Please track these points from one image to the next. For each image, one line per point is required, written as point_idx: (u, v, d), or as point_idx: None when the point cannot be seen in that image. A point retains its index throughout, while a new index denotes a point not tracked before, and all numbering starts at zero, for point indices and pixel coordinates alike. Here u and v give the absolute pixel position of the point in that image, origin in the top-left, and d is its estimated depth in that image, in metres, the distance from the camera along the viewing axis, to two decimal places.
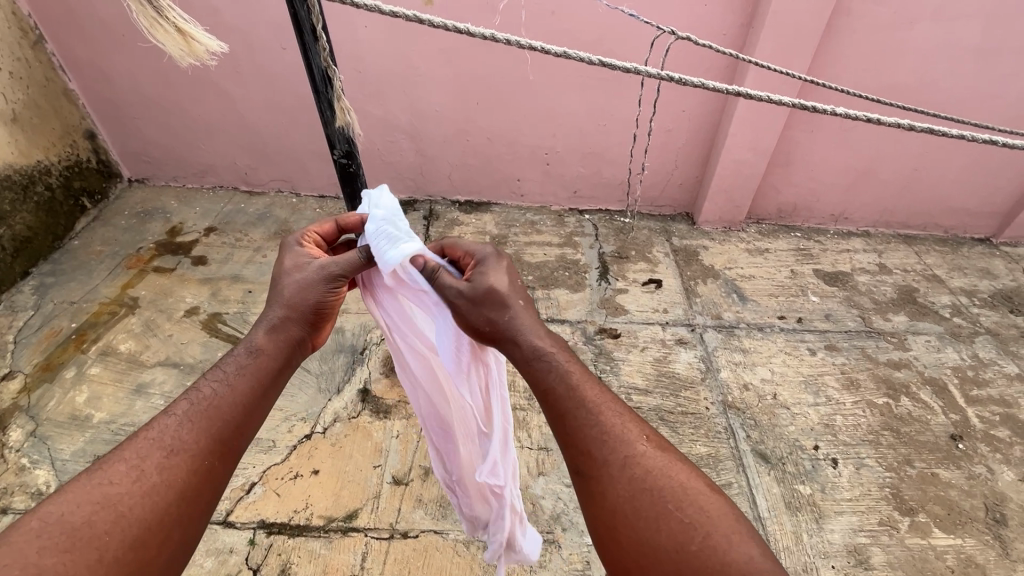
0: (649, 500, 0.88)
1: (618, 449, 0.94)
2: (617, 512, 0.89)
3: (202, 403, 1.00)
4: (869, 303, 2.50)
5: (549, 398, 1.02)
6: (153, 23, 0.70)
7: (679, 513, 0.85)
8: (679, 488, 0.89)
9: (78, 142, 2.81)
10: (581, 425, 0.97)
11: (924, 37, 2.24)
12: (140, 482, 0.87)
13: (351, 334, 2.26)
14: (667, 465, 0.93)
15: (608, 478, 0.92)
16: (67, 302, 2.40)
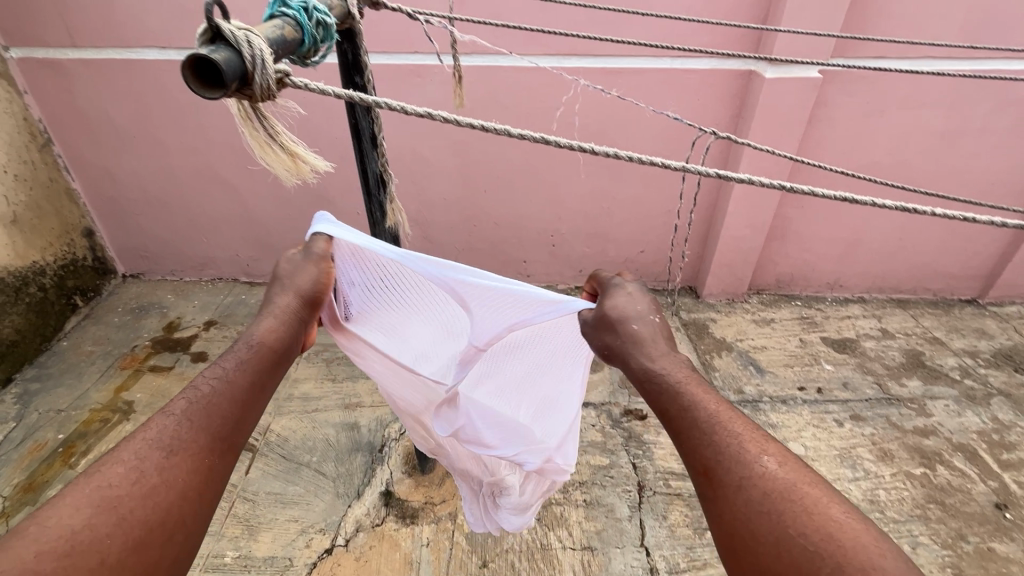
0: (767, 526, 0.70)
1: (733, 468, 0.76)
2: (729, 534, 0.73)
3: (200, 398, 0.81)
4: (881, 369, 2.54)
5: (663, 415, 0.88)
6: (264, 148, 0.68)
7: (805, 544, 0.67)
8: (806, 517, 0.69)
9: (75, 241, 2.74)
10: (693, 440, 0.82)
11: (896, 122, 2.47)
12: (140, 482, 0.68)
13: (367, 430, 2.14)
14: (796, 487, 0.72)
15: (720, 496, 0.75)
16: (53, 410, 2.22)
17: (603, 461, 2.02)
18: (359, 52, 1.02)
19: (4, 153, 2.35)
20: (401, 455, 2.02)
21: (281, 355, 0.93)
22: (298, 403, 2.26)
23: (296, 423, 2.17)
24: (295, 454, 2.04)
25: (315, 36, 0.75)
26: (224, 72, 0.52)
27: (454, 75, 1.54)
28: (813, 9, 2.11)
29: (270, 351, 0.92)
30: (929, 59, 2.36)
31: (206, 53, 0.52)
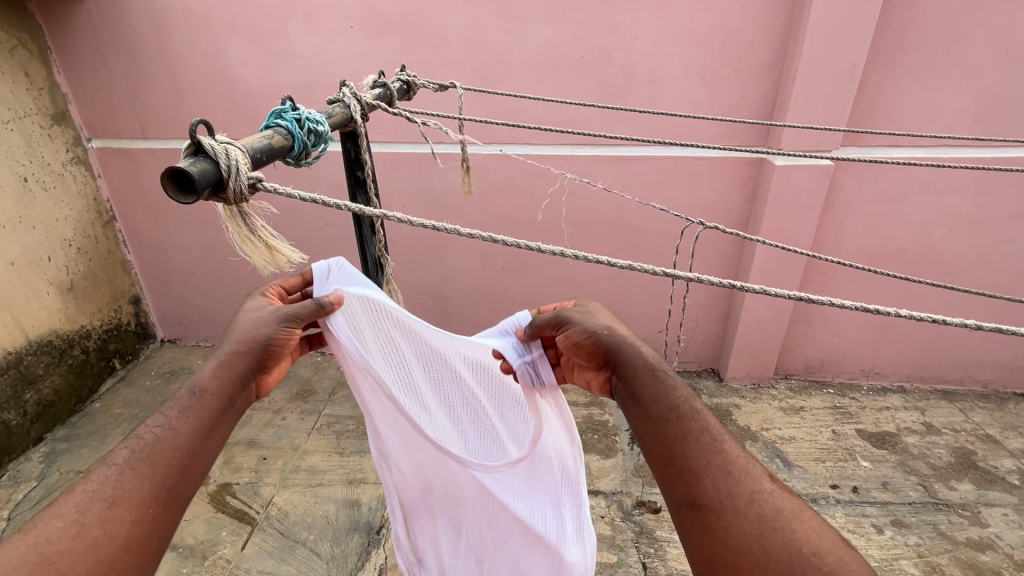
0: (777, 540, 0.73)
1: (744, 482, 0.81)
2: (735, 547, 0.75)
3: (149, 442, 0.82)
4: (927, 469, 2.31)
5: (668, 419, 0.92)
6: (245, 240, 0.75)
7: (817, 561, 0.70)
8: (812, 535, 0.73)
9: (122, 307, 2.96)
10: (703, 452, 0.86)
11: (917, 208, 2.43)
12: (81, 536, 0.70)
13: (367, 509, 2.08)
14: (801, 510, 0.77)
15: (733, 510, 0.78)
16: (74, 471, 2.29)
17: (610, 558, 1.88)
18: (360, 149, 1.13)
19: (71, 228, 2.62)
20: None
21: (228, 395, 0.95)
22: (304, 475, 2.25)
23: (299, 497, 2.15)
24: (292, 531, 2.00)
25: (305, 141, 0.85)
26: (194, 179, 0.60)
27: (462, 165, 1.64)
28: (819, 102, 2.18)
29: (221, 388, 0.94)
30: (946, 147, 2.36)
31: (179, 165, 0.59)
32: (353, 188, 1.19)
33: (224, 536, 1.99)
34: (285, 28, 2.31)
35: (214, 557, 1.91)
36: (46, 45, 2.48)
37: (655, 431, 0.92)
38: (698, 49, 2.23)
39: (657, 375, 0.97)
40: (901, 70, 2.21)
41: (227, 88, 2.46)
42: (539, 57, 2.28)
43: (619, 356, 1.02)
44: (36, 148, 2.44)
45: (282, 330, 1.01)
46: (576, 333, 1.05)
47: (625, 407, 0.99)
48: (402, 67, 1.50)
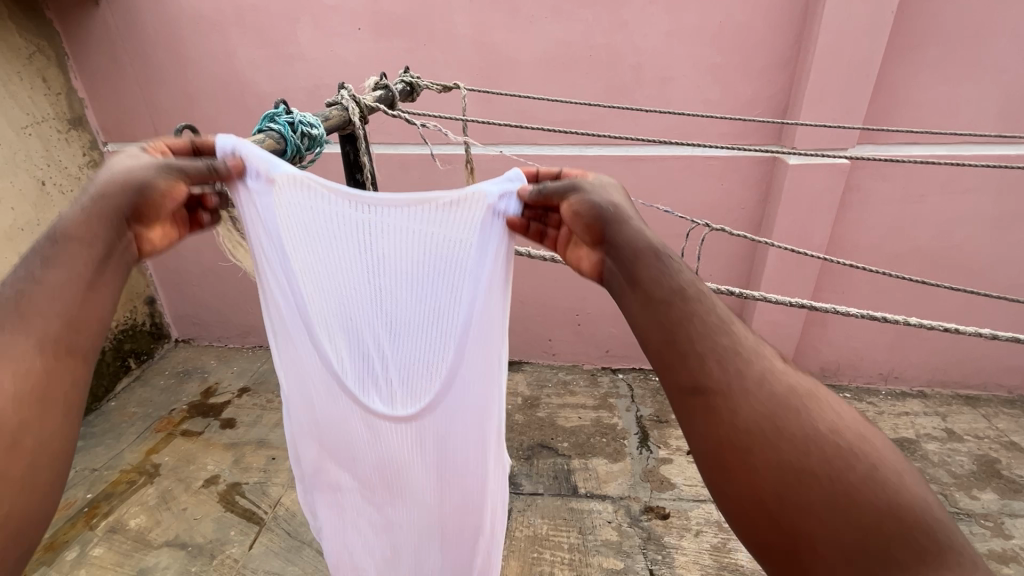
0: (792, 422, 0.55)
1: (759, 368, 0.60)
2: (751, 438, 0.55)
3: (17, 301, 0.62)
4: (947, 477, 2.24)
5: (673, 301, 0.65)
6: (236, 245, 0.93)
7: (833, 439, 0.54)
8: (832, 415, 0.56)
9: (137, 308, 3.01)
10: (709, 335, 0.62)
11: (938, 207, 2.36)
12: None
13: None
14: (817, 388, 0.59)
15: (746, 399, 0.57)
16: (88, 469, 2.33)
17: (617, 565, 1.85)
18: (359, 152, 1.13)
19: None
20: None
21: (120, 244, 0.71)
22: None
23: None
24: (299, 531, 2.02)
25: (298, 144, 0.89)
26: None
27: (465, 167, 1.62)
28: (834, 99, 2.12)
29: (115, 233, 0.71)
30: (968, 145, 2.28)
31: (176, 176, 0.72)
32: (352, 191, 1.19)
33: (232, 535, 2.01)
34: (293, 31, 2.33)
35: (222, 556, 1.92)
36: (64, 50, 2.52)
37: (651, 315, 0.66)
38: (709, 46, 2.18)
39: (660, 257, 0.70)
40: (921, 66, 2.14)
41: (238, 91, 2.48)
42: (546, 56, 2.26)
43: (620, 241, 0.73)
44: (54, 153, 2.49)
45: (163, 178, 0.74)
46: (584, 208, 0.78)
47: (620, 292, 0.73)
48: (406, 69, 1.49)
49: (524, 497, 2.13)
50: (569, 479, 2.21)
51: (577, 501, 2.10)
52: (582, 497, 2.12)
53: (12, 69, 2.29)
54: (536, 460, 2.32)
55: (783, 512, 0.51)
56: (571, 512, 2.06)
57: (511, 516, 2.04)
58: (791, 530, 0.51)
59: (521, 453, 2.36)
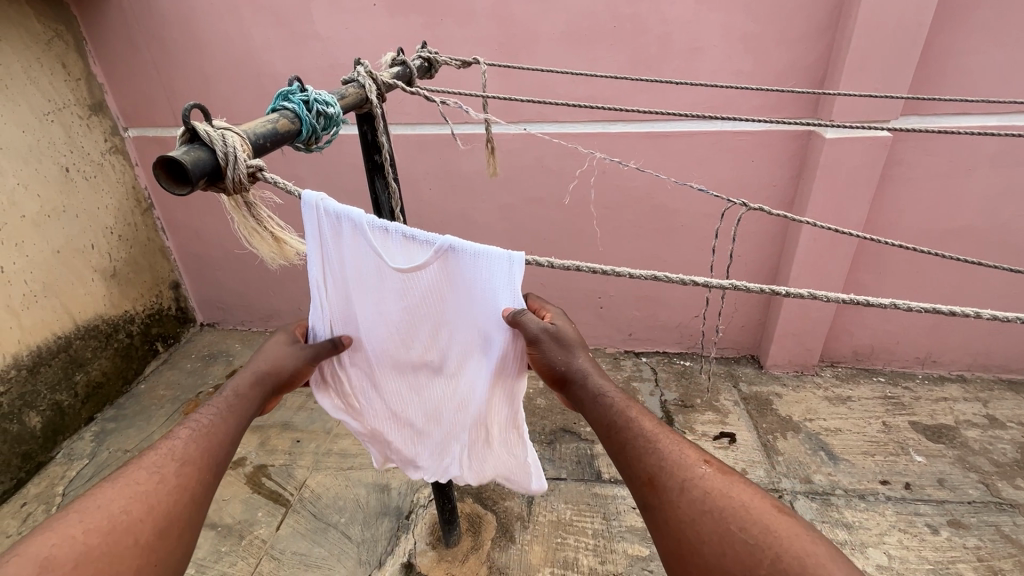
0: (710, 524, 0.73)
1: (675, 474, 0.80)
2: (677, 535, 0.74)
3: (163, 465, 0.80)
4: (989, 466, 2.15)
5: (609, 434, 0.90)
6: (251, 232, 0.91)
7: (742, 536, 0.70)
8: (739, 510, 0.73)
9: (163, 293, 3.05)
10: (639, 456, 0.84)
11: (987, 183, 2.21)
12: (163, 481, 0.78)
13: (397, 493, 2.09)
14: (733, 485, 0.77)
15: (671, 503, 0.77)
16: (121, 450, 2.40)
17: (642, 551, 1.83)
18: (376, 132, 1.09)
19: (112, 216, 2.70)
20: (427, 525, 1.95)
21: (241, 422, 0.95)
22: (336, 459, 2.28)
23: (331, 480, 2.18)
24: (325, 513, 2.04)
25: (313, 124, 0.89)
26: (183, 167, 0.71)
27: (486, 146, 1.55)
28: (876, 68, 1.99)
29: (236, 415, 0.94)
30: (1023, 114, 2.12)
31: (168, 153, 0.70)
32: (371, 173, 1.14)
33: (259, 516, 2.04)
34: (307, 8, 2.26)
35: (250, 537, 1.96)
36: (81, 35, 2.51)
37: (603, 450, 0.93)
38: (742, 13, 2.06)
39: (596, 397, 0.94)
40: (974, 29, 1.98)
41: (254, 72, 2.44)
42: (568, 29, 2.16)
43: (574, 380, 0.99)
44: (76, 139, 2.50)
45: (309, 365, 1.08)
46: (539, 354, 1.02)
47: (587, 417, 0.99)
48: (423, 44, 1.42)
49: (547, 482, 2.11)
50: (592, 465, 2.18)
51: (601, 487, 2.07)
52: (606, 483, 2.10)
53: (31, 55, 2.29)
54: (558, 445, 2.30)
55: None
56: (594, 497, 2.03)
57: (534, 501, 2.02)
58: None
59: (543, 437, 2.34)
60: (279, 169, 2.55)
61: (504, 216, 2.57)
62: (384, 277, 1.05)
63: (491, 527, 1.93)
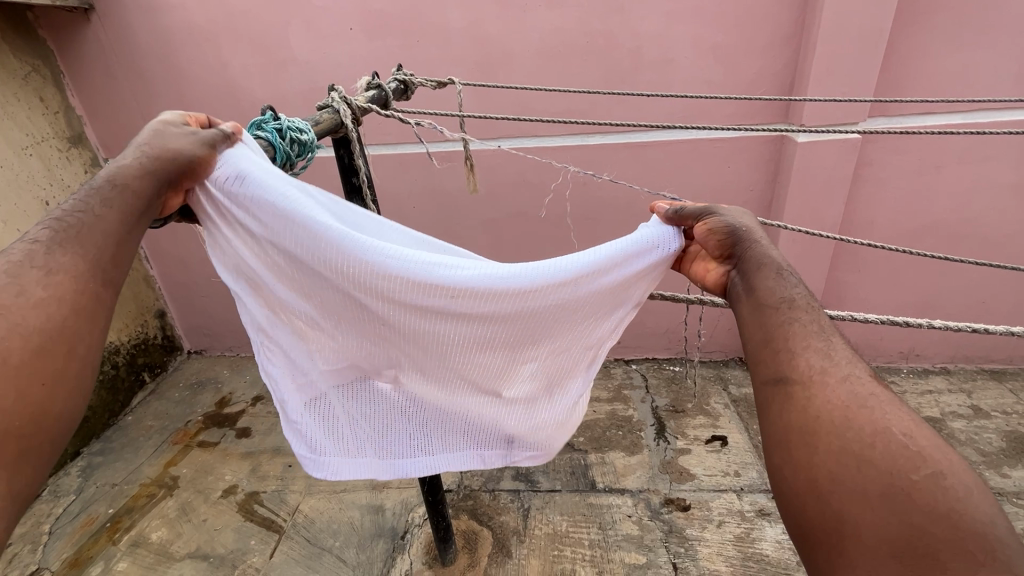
0: (864, 418, 0.63)
1: (841, 365, 0.69)
2: (815, 414, 0.65)
3: (24, 277, 0.68)
4: (976, 456, 2.19)
5: (779, 307, 0.77)
6: None
7: (905, 441, 0.60)
8: (905, 421, 0.63)
9: (148, 321, 3.02)
10: (804, 336, 0.73)
11: (957, 178, 2.28)
12: (21, 296, 0.66)
13: (391, 514, 2.08)
14: (899, 401, 0.66)
15: (822, 385, 0.67)
16: (109, 484, 2.35)
17: (639, 559, 1.83)
18: (353, 155, 1.11)
19: None
20: (422, 544, 1.94)
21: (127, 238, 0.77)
22: (328, 482, 2.26)
23: (324, 503, 2.16)
24: (319, 538, 2.01)
25: (287, 152, 0.95)
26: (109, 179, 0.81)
27: (465, 164, 1.56)
28: (843, 72, 2.05)
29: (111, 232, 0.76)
30: (985, 111, 2.20)
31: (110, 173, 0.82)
32: (350, 196, 1.16)
33: (252, 545, 2.01)
34: (284, 35, 2.29)
35: (243, 566, 1.93)
36: (58, 68, 2.52)
37: (760, 318, 0.78)
38: (711, 24, 2.12)
39: (779, 273, 0.82)
40: (932, 33, 2.06)
41: (234, 100, 2.46)
42: (542, 45, 2.21)
43: (745, 247, 0.88)
44: (56, 171, 2.50)
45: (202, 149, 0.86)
46: (717, 226, 0.92)
47: (734, 300, 0.85)
48: (399, 66, 1.45)
49: (541, 495, 2.10)
50: (587, 474, 2.18)
51: (596, 496, 2.07)
52: (600, 492, 2.10)
53: (9, 90, 2.29)
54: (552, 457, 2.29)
55: (833, 486, 0.60)
56: (589, 507, 2.03)
57: (530, 514, 2.02)
58: (833, 515, 0.58)
59: None
60: None
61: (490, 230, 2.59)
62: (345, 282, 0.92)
63: (486, 543, 1.92)
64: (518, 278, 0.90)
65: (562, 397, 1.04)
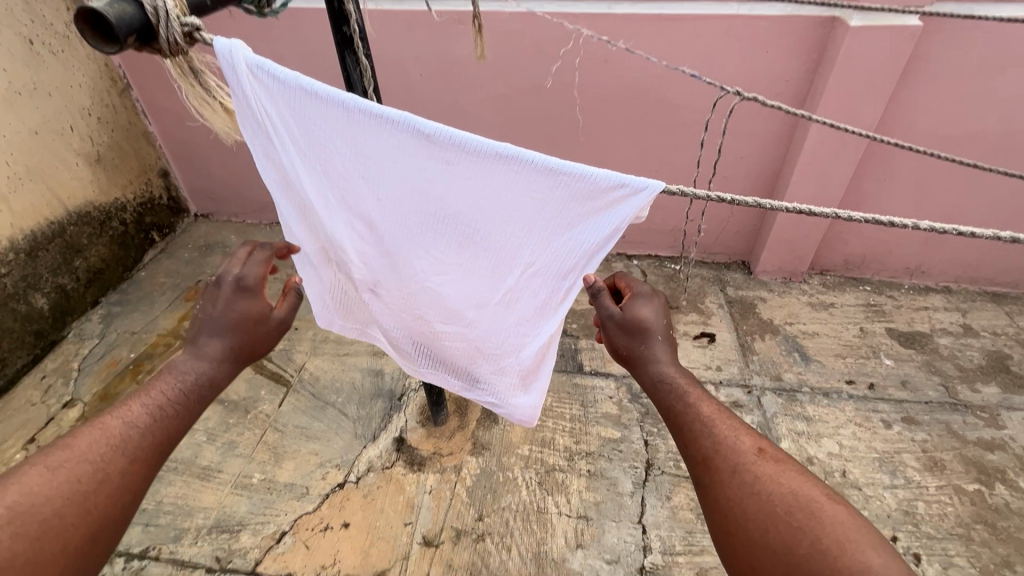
0: (756, 503, 0.92)
1: (729, 458, 1.00)
2: (728, 510, 0.95)
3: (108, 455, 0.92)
4: (952, 370, 2.26)
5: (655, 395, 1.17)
6: (201, 101, 1.02)
7: (785, 517, 0.88)
8: (787, 494, 0.91)
9: (152, 180, 2.98)
10: (696, 436, 1.06)
11: (1015, 84, 2.06)
12: (100, 480, 0.90)
13: (390, 378, 2.23)
14: (782, 474, 0.95)
15: (724, 484, 0.97)
16: (128, 332, 2.51)
17: (614, 434, 1.99)
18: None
19: (87, 96, 2.56)
20: (417, 405, 2.11)
21: (187, 408, 1.06)
22: (332, 346, 2.39)
23: (328, 364, 2.31)
24: (323, 393, 2.19)
25: None
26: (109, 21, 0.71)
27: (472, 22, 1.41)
28: None
29: (166, 419, 1.02)
30: None
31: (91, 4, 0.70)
32: (340, 47, 1.06)
33: (263, 394, 2.20)
34: None
35: (255, 411, 2.13)
36: None
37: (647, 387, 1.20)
38: None
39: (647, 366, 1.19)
40: None
41: None
42: None
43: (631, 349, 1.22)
44: (35, 6, 2.30)
45: None
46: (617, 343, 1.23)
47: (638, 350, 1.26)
48: None
49: None
50: (575, 358, 2.29)
51: (582, 377, 2.20)
52: (587, 374, 2.22)
53: None
54: None
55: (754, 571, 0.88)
56: (575, 386, 2.17)
57: None
58: None
59: None
60: (259, 48, 2.37)
61: (500, 108, 2.43)
62: (356, 178, 1.08)
63: (476, 409, 2.08)
64: (495, 197, 1.01)
65: (532, 324, 1.16)
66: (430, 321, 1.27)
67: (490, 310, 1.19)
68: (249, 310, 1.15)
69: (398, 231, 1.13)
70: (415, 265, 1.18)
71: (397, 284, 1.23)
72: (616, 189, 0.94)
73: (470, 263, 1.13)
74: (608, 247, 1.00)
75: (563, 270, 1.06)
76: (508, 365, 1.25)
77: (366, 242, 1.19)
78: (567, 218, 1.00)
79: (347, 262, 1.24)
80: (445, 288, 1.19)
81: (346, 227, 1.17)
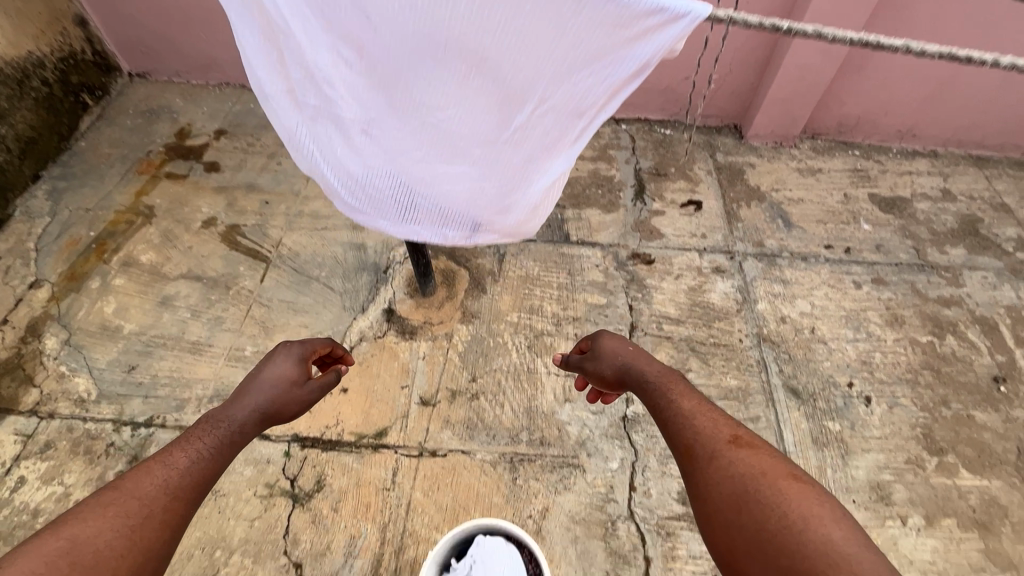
0: (730, 485, 0.97)
1: (707, 445, 1.07)
2: (707, 493, 1.00)
3: (153, 495, 0.93)
4: (925, 233, 2.33)
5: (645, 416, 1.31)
6: None
7: (756, 496, 0.93)
8: (758, 472, 0.96)
9: (67, 30, 2.53)
10: (678, 431, 1.15)
11: None
12: (148, 516, 0.90)
13: (373, 252, 2.17)
14: (755, 457, 1.00)
15: (703, 471, 1.03)
16: (82, 209, 2.32)
17: (600, 301, 2.04)
18: None
19: None
20: (403, 278, 2.09)
21: (222, 454, 1.10)
22: (308, 220, 2.28)
23: (306, 239, 2.22)
24: (305, 268, 2.13)
25: None
26: None
27: None
28: None
29: (203, 462, 1.05)
30: None
31: None
32: None
33: (242, 271, 2.13)
34: None
35: (237, 288, 2.08)
36: None
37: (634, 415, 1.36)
38: None
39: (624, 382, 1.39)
40: None
41: None
42: None
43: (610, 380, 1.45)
44: None
45: None
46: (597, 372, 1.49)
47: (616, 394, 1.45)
48: None
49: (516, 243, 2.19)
50: (562, 228, 2.25)
51: (568, 247, 2.19)
52: (573, 244, 2.20)
53: None
54: None
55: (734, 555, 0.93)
56: (561, 256, 2.16)
57: (504, 259, 2.14)
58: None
59: None
60: None
61: None
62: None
63: (464, 279, 2.07)
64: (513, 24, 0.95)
65: (539, 166, 1.19)
66: (423, 176, 1.22)
67: (495, 156, 1.17)
68: (289, 374, 1.28)
69: (393, 68, 1.04)
70: (410, 110, 1.11)
71: (387, 135, 1.16)
72: (652, 14, 0.94)
73: (475, 105, 1.08)
74: (632, 81, 1.04)
75: (580, 108, 1.08)
76: (509, 213, 1.29)
77: (357, 77, 1.08)
78: (591, 48, 0.99)
79: (332, 104, 1.12)
80: (445, 135, 1.14)
81: (331, 63, 1.06)
